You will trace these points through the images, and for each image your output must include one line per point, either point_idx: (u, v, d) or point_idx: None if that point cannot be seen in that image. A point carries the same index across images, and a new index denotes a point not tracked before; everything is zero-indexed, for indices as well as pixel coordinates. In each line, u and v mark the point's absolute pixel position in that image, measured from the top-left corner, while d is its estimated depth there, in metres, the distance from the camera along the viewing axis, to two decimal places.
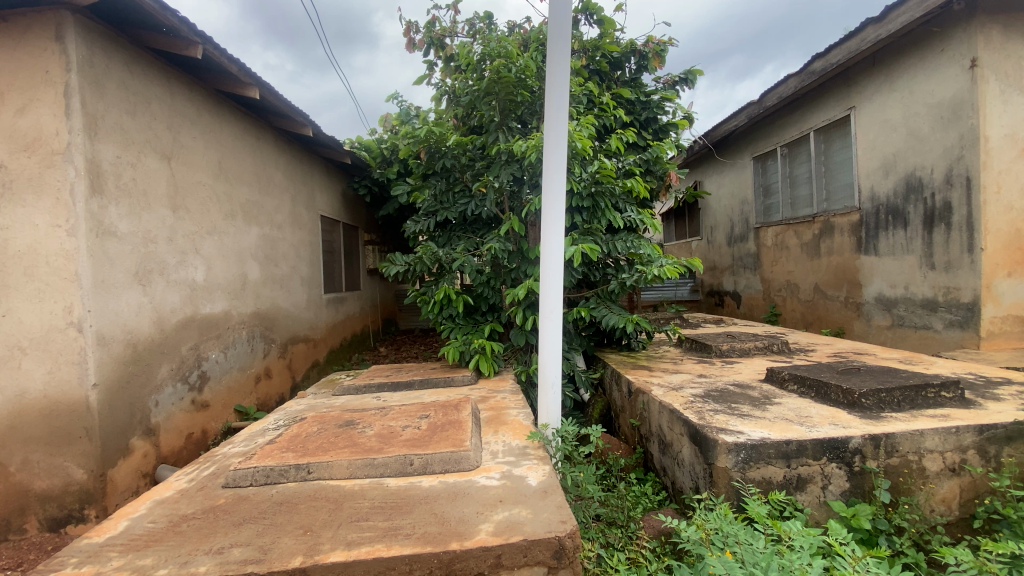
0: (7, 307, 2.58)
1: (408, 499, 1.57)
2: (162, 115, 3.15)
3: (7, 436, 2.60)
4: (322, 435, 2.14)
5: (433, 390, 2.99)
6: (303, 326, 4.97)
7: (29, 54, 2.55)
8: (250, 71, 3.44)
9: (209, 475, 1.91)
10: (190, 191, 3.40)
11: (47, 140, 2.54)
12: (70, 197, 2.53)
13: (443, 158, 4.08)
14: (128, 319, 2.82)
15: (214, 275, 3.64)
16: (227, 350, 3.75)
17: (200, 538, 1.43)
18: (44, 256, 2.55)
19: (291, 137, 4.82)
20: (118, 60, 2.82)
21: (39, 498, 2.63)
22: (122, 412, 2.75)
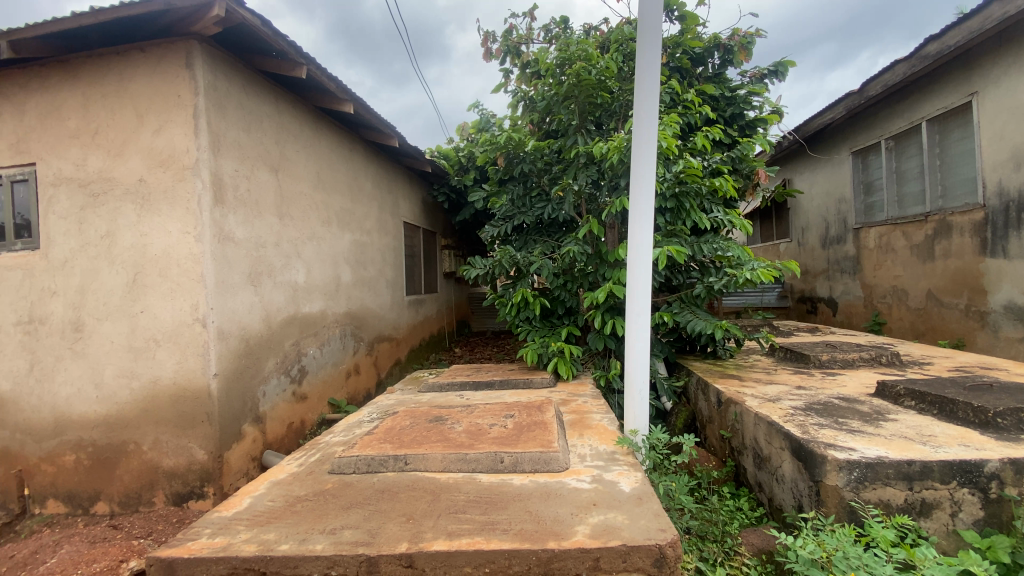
0: (144, 305, 2.94)
1: (501, 495, 1.60)
2: (271, 131, 3.46)
3: (144, 417, 2.96)
4: (414, 428, 2.23)
5: (513, 391, 3.03)
6: (387, 326, 5.23)
7: (164, 80, 2.89)
8: (346, 87, 3.68)
9: (316, 461, 2.06)
10: (293, 200, 3.70)
11: (179, 157, 2.88)
12: (198, 206, 2.85)
13: (522, 163, 4.13)
14: (242, 316, 3.12)
15: (313, 277, 3.94)
16: (323, 346, 4.04)
17: (314, 518, 1.55)
18: (176, 259, 2.88)
19: (378, 147, 5.11)
20: (235, 82, 3.13)
21: (167, 475, 2.96)
22: (237, 400, 3.04)
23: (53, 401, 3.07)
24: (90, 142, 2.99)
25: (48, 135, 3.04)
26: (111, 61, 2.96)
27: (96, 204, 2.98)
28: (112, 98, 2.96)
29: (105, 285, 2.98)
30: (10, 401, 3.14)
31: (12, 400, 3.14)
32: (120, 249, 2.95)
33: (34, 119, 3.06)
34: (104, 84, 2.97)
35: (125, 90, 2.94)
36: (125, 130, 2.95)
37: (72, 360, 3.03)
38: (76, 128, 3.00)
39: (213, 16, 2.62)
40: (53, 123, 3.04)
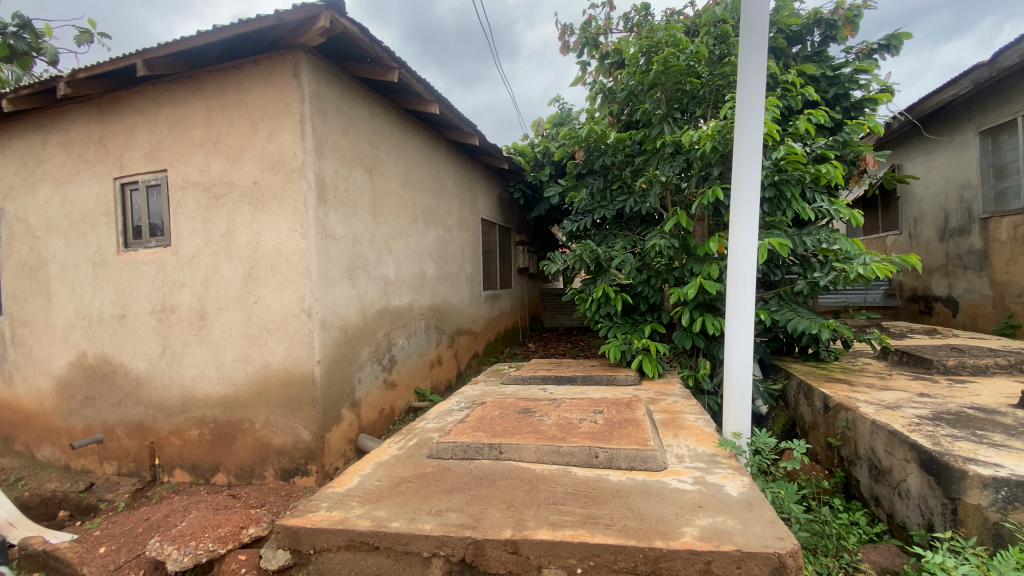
0: (258, 296, 3.23)
1: (599, 490, 1.60)
2: (366, 134, 3.67)
3: (257, 398, 3.26)
4: (505, 419, 2.28)
5: (597, 386, 3.00)
6: (466, 320, 5.38)
7: (275, 90, 3.15)
8: (433, 88, 3.81)
9: (414, 445, 2.17)
10: (385, 198, 3.90)
11: (288, 161, 3.13)
12: (305, 206, 3.08)
13: (603, 156, 4.05)
14: (342, 307, 3.35)
15: (402, 272, 4.13)
16: (410, 337, 4.24)
17: (420, 500, 1.64)
18: (285, 255, 3.14)
19: (459, 146, 5.25)
20: (335, 89, 3.35)
21: (276, 452, 3.24)
22: (337, 385, 3.27)
23: (182, 380, 3.46)
24: (211, 149, 3.31)
25: (176, 144, 3.40)
26: (228, 75, 3.26)
27: (217, 205, 3.31)
28: (229, 109, 3.26)
29: (224, 278, 3.31)
30: (147, 380, 3.57)
31: (148, 379, 3.58)
32: (237, 245, 3.26)
33: (164, 129, 3.42)
34: (223, 96, 3.27)
35: (240, 101, 3.23)
36: (241, 137, 3.24)
37: (197, 345, 3.40)
38: (200, 137, 3.33)
39: (319, 28, 2.81)
40: (180, 133, 3.39)
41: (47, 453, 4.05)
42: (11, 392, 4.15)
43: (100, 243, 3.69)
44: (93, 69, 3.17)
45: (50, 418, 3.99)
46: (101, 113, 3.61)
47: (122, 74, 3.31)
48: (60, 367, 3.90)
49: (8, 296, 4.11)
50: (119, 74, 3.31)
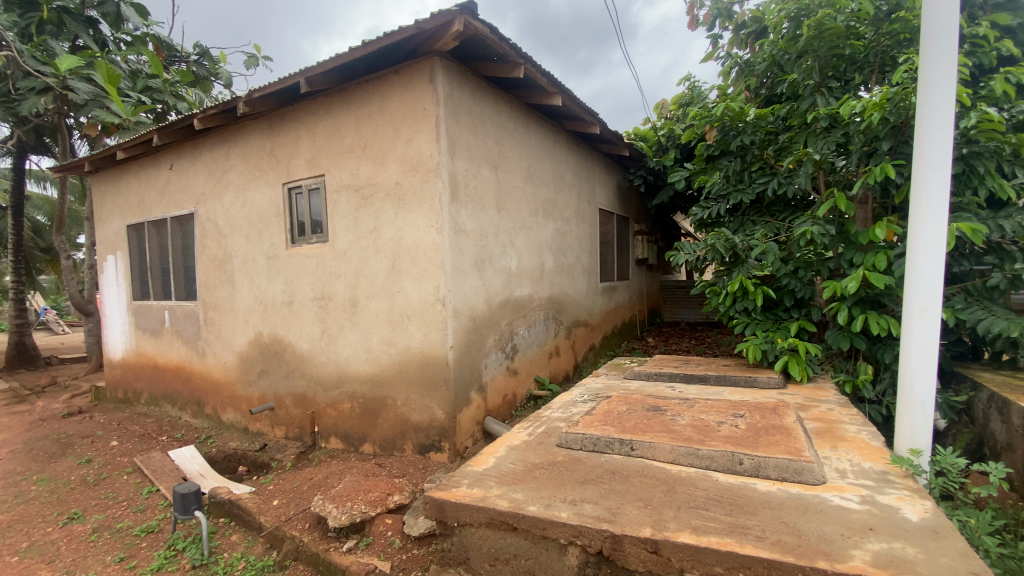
0: (399, 286, 3.54)
1: (745, 499, 1.50)
2: (492, 131, 3.82)
3: (398, 378, 3.60)
4: (634, 415, 2.24)
5: (733, 387, 2.80)
6: (584, 312, 5.37)
7: (414, 96, 3.40)
8: (557, 80, 3.82)
9: (543, 433, 2.24)
10: (509, 192, 4.03)
11: (425, 161, 3.37)
12: (440, 203, 3.31)
13: (739, 136, 3.75)
14: (471, 298, 3.55)
15: (523, 264, 4.24)
16: (531, 327, 4.35)
17: (555, 487, 1.68)
18: (423, 249, 3.40)
19: (579, 135, 5.21)
20: (466, 89, 3.53)
21: (414, 428, 3.55)
22: (467, 371, 3.49)
23: (336, 359, 3.94)
24: (360, 154, 3.69)
25: (331, 151, 3.84)
26: (373, 85, 3.58)
27: (365, 204, 3.68)
28: (375, 116, 3.59)
29: (371, 270, 3.69)
30: (309, 358, 4.13)
31: (309, 357, 4.13)
32: (382, 240, 3.60)
33: (322, 139, 3.88)
34: (369, 105, 3.61)
35: (384, 108, 3.54)
36: (385, 142, 3.56)
37: (348, 329, 3.85)
38: (351, 144, 3.72)
39: (454, 32, 2.97)
40: (334, 141, 3.82)
41: (233, 416, 4.87)
42: (206, 363, 5.07)
43: (272, 240, 4.32)
44: (268, 90, 3.68)
45: (235, 386, 4.79)
46: (272, 128, 4.20)
47: (289, 92, 3.80)
48: (242, 345, 4.66)
49: (204, 284, 5.00)
50: (287, 92, 3.81)
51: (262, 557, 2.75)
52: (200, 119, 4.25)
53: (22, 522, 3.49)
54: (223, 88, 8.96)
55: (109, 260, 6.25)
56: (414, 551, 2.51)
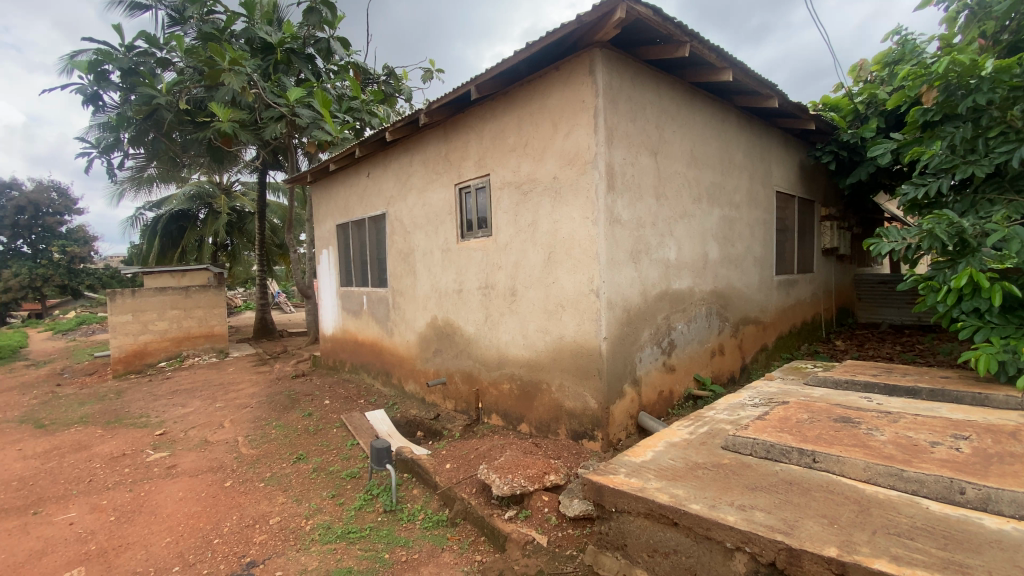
0: (555, 277, 3.67)
1: (966, 534, 1.25)
2: (653, 117, 3.72)
3: (553, 365, 3.75)
4: (817, 424, 2.01)
5: (953, 405, 2.32)
6: (754, 308, 4.90)
7: (574, 90, 3.47)
8: (727, 54, 3.53)
9: (706, 433, 2.15)
10: (669, 179, 3.88)
11: (582, 154, 3.43)
12: (596, 194, 3.34)
13: (972, 95, 3.04)
14: (626, 289, 3.52)
15: (683, 254, 4.04)
16: (691, 322, 4.13)
17: (720, 489, 1.62)
18: (579, 240, 3.47)
19: (751, 112, 4.74)
20: (625, 77, 3.49)
21: (569, 414, 3.66)
22: (621, 363, 3.49)
23: (498, 344, 4.26)
24: (522, 152, 3.89)
25: (497, 151, 4.13)
26: (535, 85, 3.74)
27: (525, 199, 3.88)
28: (536, 114, 3.75)
29: (529, 262, 3.88)
30: (475, 341, 4.53)
31: (475, 340, 4.53)
32: (541, 233, 3.76)
33: (488, 140, 4.19)
34: (531, 105, 3.79)
35: (545, 106, 3.68)
36: (545, 138, 3.70)
37: (509, 316, 4.12)
38: (514, 143, 3.95)
39: (615, 21, 2.95)
40: (499, 142, 4.09)
41: (413, 387, 5.60)
42: (393, 341, 5.90)
43: (446, 235, 4.83)
44: (443, 100, 4.11)
45: (415, 361, 5.50)
46: (446, 133, 4.68)
47: (460, 100, 4.19)
48: (421, 326, 5.32)
49: (392, 273, 5.81)
50: (459, 101, 4.20)
51: (436, 512, 3.14)
52: (391, 131, 4.93)
53: (268, 456, 4.53)
54: (405, 102, 10.21)
55: (323, 254, 7.65)
56: (569, 530, 2.63)
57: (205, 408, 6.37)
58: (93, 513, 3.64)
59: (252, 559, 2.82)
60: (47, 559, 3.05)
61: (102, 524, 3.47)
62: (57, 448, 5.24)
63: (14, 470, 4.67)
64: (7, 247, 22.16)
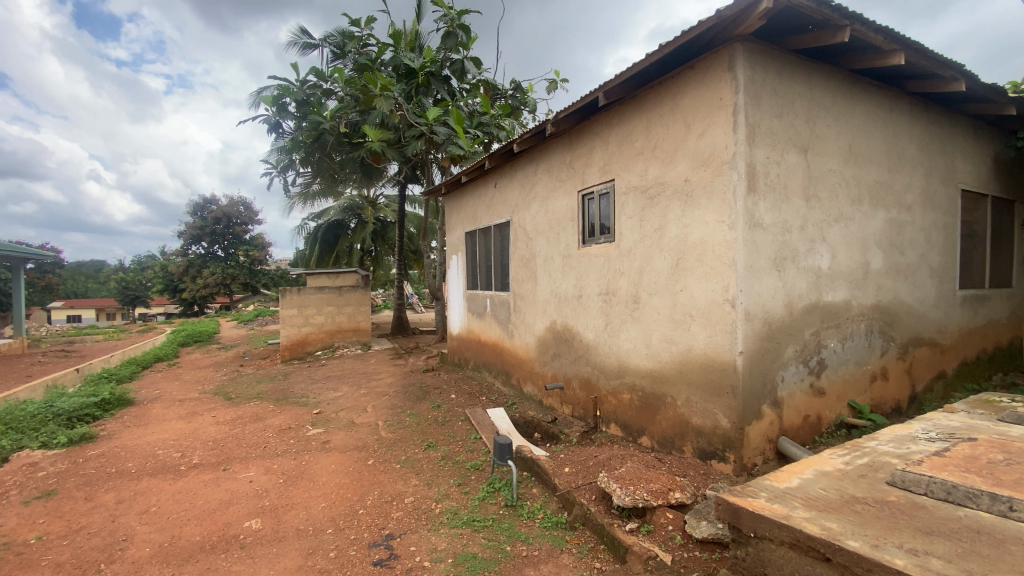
0: (684, 284, 3.51)
1: None
2: (802, 112, 3.40)
3: (679, 378, 3.58)
4: (1018, 469, 1.67)
5: None
6: (928, 328, 4.18)
7: (710, 88, 3.30)
8: (898, 35, 3.09)
9: (866, 465, 1.92)
10: (822, 179, 3.50)
11: (719, 154, 3.24)
12: (734, 196, 3.13)
13: None
14: (766, 300, 3.24)
15: (838, 263, 3.61)
16: (845, 340, 3.66)
17: (885, 528, 1.44)
18: (712, 246, 3.29)
19: (928, 99, 4.08)
20: (770, 70, 3.24)
21: (696, 430, 3.47)
22: (759, 381, 3.21)
23: (619, 352, 4.18)
24: (650, 156, 3.79)
25: (622, 156, 4.07)
26: (666, 85, 3.63)
27: (652, 204, 3.77)
28: (667, 116, 3.64)
29: (655, 268, 3.76)
30: (594, 347, 4.50)
31: (595, 347, 4.50)
32: (669, 238, 3.63)
33: (614, 145, 4.16)
34: (661, 107, 3.69)
35: (676, 106, 3.55)
36: (676, 140, 3.57)
37: (631, 324, 4.02)
38: (641, 147, 3.87)
39: (761, 11, 2.76)
40: (626, 146, 4.03)
41: (531, 389, 5.72)
42: (514, 342, 6.10)
43: (567, 241, 4.88)
44: (570, 107, 4.18)
45: (534, 364, 5.62)
46: (571, 141, 4.74)
47: (588, 107, 4.22)
48: (541, 330, 5.43)
49: (515, 278, 6.02)
50: (585, 108, 4.24)
51: (555, 514, 3.18)
52: (518, 142, 5.13)
53: (402, 441, 4.98)
54: (530, 113, 10.55)
55: (452, 259, 8.20)
56: (696, 552, 2.49)
57: (350, 394, 7.20)
58: (267, 474, 4.33)
59: (390, 532, 3.13)
60: (234, 508, 3.69)
61: (273, 484, 4.11)
62: (241, 417, 6.33)
63: (212, 432, 5.74)
64: (209, 251, 27.29)
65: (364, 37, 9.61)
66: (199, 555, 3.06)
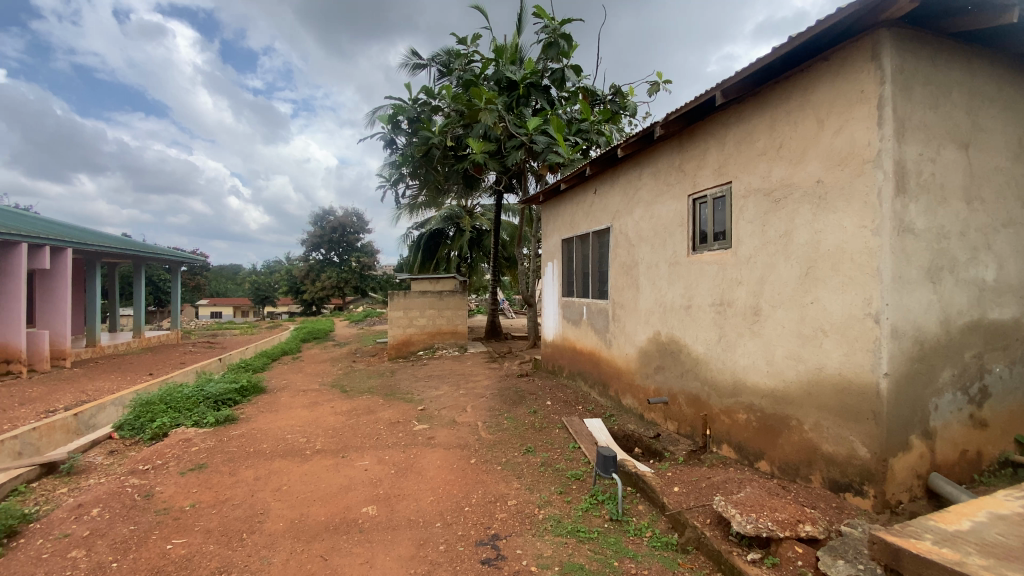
0: (815, 296, 3.19)
1: None
2: (962, 102, 2.98)
3: (807, 399, 3.25)
4: None
5: None
6: None
7: (849, 80, 2.99)
8: None
9: None
10: (987, 178, 3.06)
11: (859, 152, 2.92)
12: (879, 199, 2.80)
13: None
14: (918, 315, 2.85)
15: (1006, 274, 3.13)
16: (1015, 365, 3.14)
17: None
18: (850, 254, 2.96)
19: None
20: (924, 56, 2.86)
21: (826, 459, 3.12)
22: (907, 407, 2.84)
23: (734, 367, 3.90)
24: (775, 156, 3.51)
25: (741, 157, 3.81)
26: (794, 80, 3.34)
27: (777, 208, 3.48)
28: (795, 112, 3.35)
29: (780, 278, 3.46)
30: (705, 362, 4.25)
31: (705, 361, 4.25)
32: (796, 245, 3.32)
33: (731, 146, 3.91)
34: (788, 103, 3.40)
35: (807, 102, 3.26)
36: (806, 138, 3.27)
37: (750, 338, 3.73)
38: (764, 147, 3.59)
39: None
40: (745, 146, 3.77)
41: (631, 401, 5.53)
42: (613, 352, 5.95)
43: (675, 248, 4.67)
44: (683, 108, 4.00)
45: (635, 376, 5.43)
46: (682, 144, 4.54)
47: (702, 107, 4.02)
48: (643, 341, 5.24)
49: (615, 286, 5.89)
50: (700, 108, 4.04)
51: (665, 534, 3.03)
52: (623, 147, 5.02)
53: (502, 443, 5.07)
54: (630, 117, 10.32)
55: (548, 266, 8.23)
56: None
57: (450, 393, 7.49)
58: (379, 464, 4.63)
59: (496, 532, 3.19)
60: (352, 494, 4.00)
61: (385, 474, 4.38)
62: (354, 409, 6.86)
63: (331, 421, 6.28)
64: (326, 257, 30.13)
65: (468, 54, 10.05)
66: (324, 533, 3.35)
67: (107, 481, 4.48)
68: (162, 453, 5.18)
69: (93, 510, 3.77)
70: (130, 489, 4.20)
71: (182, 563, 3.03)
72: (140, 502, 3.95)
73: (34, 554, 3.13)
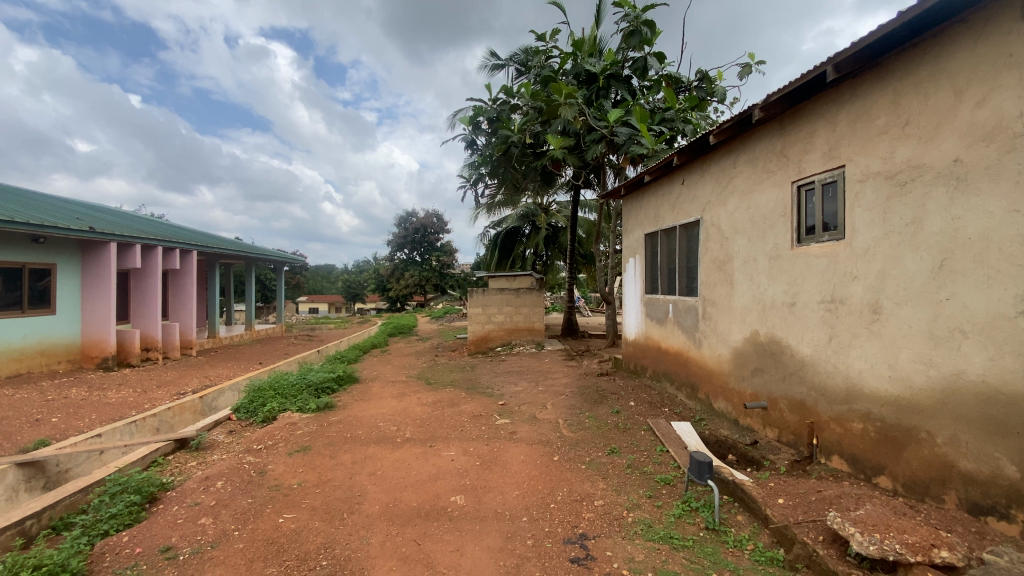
0: (953, 292, 2.80)
1: None
2: None
3: (940, 409, 2.87)
4: None
5: None
6: None
7: (994, 44, 2.59)
8: None
9: None
10: None
11: (1009, 125, 2.53)
12: None
13: None
14: None
15: None
16: None
17: None
18: (998, 242, 2.58)
19: None
20: None
21: (963, 477, 2.74)
22: None
23: (847, 371, 3.53)
24: (899, 134, 3.11)
25: (856, 138, 3.43)
26: (922, 48, 2.95)
27: (902, 193, 3.09)
28: (924, 84, 2.95)
29: (905, 271, 3.08)
30: (812, 365, 3.89)
31: (812, 364, 3.89)
32: (926, 235, 2.94)
33: (844, 126, 3.53)
34: (914, 75, 3.00)
35: (939, 71, 2.85)
36: (938, 112, 2.87)
37: (867, 339, 3.36)
38: (885, 125, 3.19)
39: None
40: (862, 126, 3.38)
41: (723, 405, 5.21)
42: (703, 353, 5.64)
43: (777, 240, 4.31)
44: (786, 88, 3.68)
45: (728, 379, 5.10)
46: (783, 127, 4.18)
47: (808, 86, 3.67)
48: (737, 341, 4.91)
49: (705, 282, 5.58)
50: (806, 87, 3.69)
51: (769, 548, 2.81)
52: (715, 134, 4.72)
53: (585, 442, 5.00)
54: (719, 103, 9.72)
55: (630, 262, 7.97)
56: None
57: (530, 390, 7.53)
58: (464, 456, 4.76)
59: (583, 531, 3.15)
60: (440, 483, 4.14)
61: (471, 466, 4.50)
62: (439, 401, 7.11)
63: (418, 412, 6.57)
64: (410, 257, 31.67)
65: (547, 50, 10.01)
66: (416, 519, 3.50)
67: (228, 457, 5.03)
68: (272, 435, 5.71)
69: (218, 482, 4.24)
70: (247, 466, 4.67)
71: (292, 536, 3.31)
72: (256, 477, 4.39)
73: (172, 518, 3.57)
